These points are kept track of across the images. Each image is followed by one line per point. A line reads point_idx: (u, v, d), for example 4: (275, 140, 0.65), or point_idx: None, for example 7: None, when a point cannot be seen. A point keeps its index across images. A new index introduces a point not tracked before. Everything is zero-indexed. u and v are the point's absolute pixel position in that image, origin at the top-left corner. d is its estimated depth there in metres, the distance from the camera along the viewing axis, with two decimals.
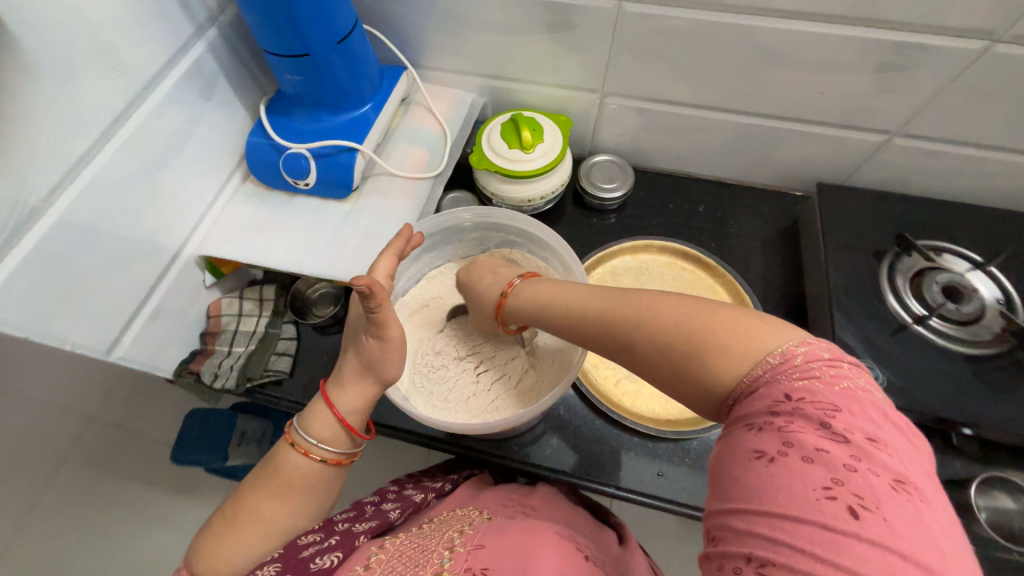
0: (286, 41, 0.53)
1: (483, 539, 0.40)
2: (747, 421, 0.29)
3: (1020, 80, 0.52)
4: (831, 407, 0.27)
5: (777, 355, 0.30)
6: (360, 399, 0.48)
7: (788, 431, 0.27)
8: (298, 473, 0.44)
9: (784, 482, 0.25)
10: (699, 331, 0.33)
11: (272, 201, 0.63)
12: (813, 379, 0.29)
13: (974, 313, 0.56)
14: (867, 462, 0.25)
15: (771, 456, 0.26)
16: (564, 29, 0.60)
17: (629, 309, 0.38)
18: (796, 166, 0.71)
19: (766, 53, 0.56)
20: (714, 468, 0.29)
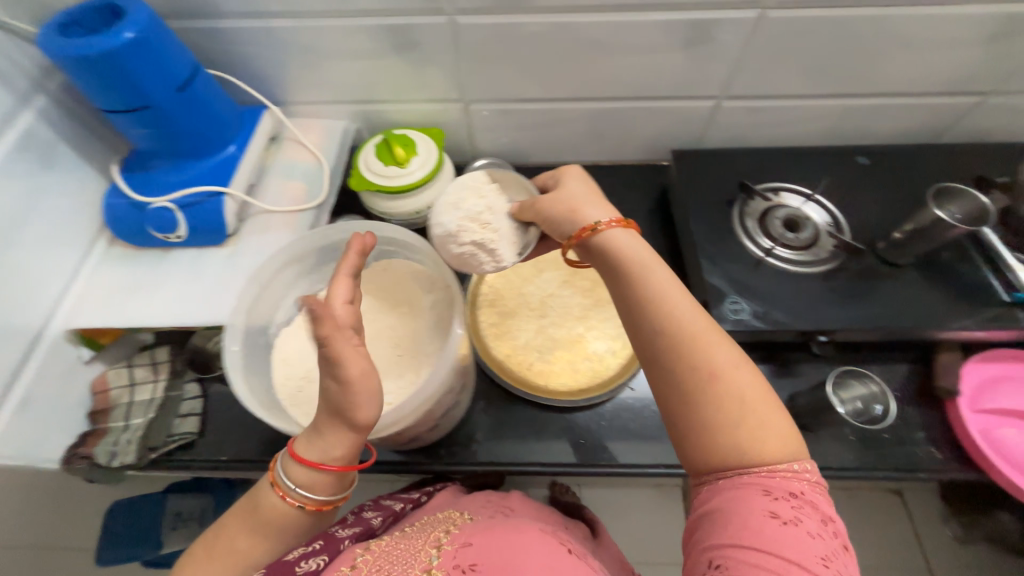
0: (122, 96, 0.52)
1: (470, 538, 0.46)
2: (766, 489, 0.37)
3: (796, 37, 0.61)
4: (828, 515, 0.37)
5: (797, 462, 0.39)
6: (340, 447, 0.42)
7: (798, 509, 0.36)
8: (275, 513, 0.44)
9: (787, 542, 0.34)
10: (759, 404, 0.39)
11: (144, 260, 0.61)
12: (818, 486, 0.38)
13: (810, 238, 0.64)
14: (838, 556, 0.35)
15: (783, 520, 0.35)
16: (411, 48, 0.64)
17: (719, 351, 0.40)
18: (654, 140, 0.78)
19: (593, 44, 0.62)
20: (724, 511, 0.37)
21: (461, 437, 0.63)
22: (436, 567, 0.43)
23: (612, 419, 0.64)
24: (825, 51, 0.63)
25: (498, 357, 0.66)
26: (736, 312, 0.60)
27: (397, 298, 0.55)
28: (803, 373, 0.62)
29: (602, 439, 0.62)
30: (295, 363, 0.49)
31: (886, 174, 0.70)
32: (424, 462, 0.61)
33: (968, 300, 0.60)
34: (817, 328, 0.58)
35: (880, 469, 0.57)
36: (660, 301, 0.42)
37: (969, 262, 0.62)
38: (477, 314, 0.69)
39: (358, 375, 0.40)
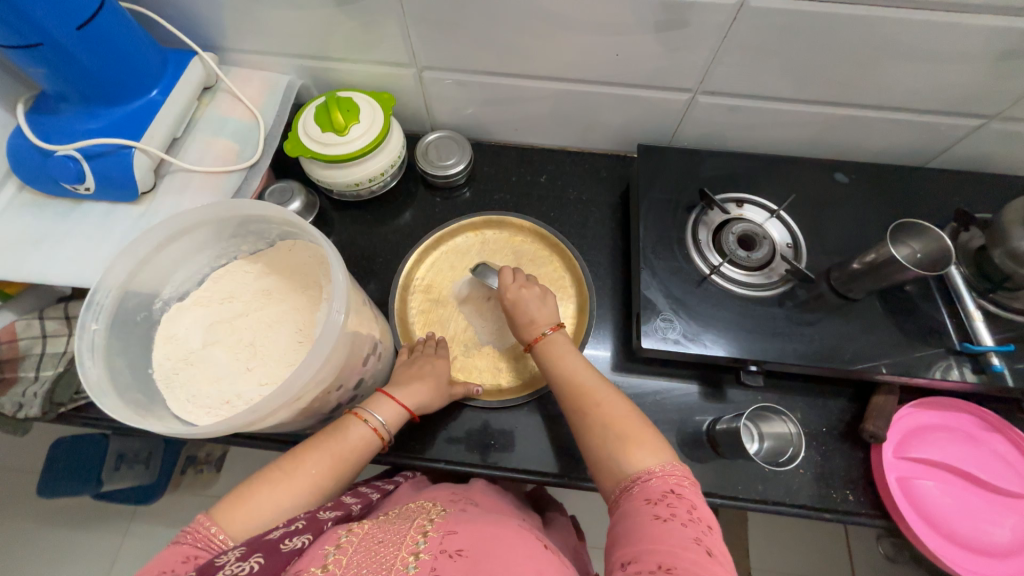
0: (8, 32, 0.46)
1: (454, 526, 0.43)
2: (647, 496, 0.41)
3: (781, 33, 0.54)
4: (692, 502, 0.40)
5: (669, 467, 0.43)
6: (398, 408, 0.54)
7: (671, 502, 0.40)
8: (357, 443, 0.51)
9: (671, 534, 0.37)
10: (624, 425, 0.46)
11: (53, 209, 0.57)
12: (683, 478, 0.42)
13: (764, 258, 0.60)
14: (708, 533, 0.38)
15: (664, 517, 0.39)
16: (351, 2, 0.57)
17: (595, 394, 0.49)
18: (623, 129, 0.72)
19: (552, 18, 0.55)
20: (620, 528, 0.40)
21: None
22: (424, 550, 0.40)
23: (529, 424, 0.62)
24: (814, 51, 0.55)
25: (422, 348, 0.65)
26: (665, 331, 0.57)
27: (304, 282, 0.50)
28: (732, 398, 0.60)
29: (515, 442, 0.61)
30: (179, 342, 0.47)
31: (861, 195, 0.65)
32: None
33: (916, 343, 0.57)
34: (748, 358, 0.56)
35: (789, 505, 0.56)
36: (563, 367, 0.52)
37: (927, 303, 0.58)
38: (408, 300, 0.68)
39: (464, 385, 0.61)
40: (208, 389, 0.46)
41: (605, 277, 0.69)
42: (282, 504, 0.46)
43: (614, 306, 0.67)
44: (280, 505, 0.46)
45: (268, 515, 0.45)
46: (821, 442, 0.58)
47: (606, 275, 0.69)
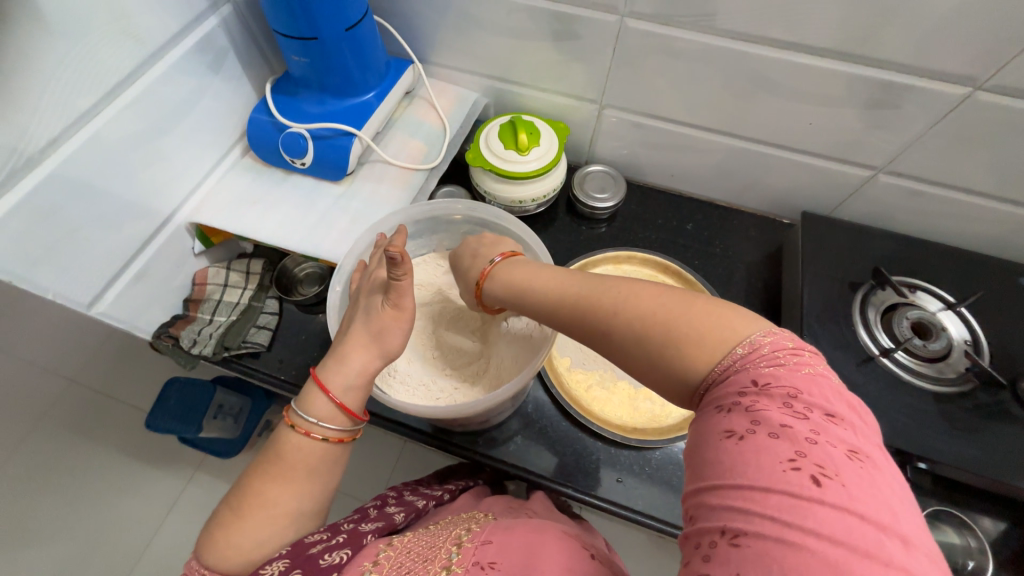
0: (297, 23, 0.55)
1: (490, 536, 0.42)
2: (718, 404, 0.32)
3: (999, 128, 0.53)
4: (790, 392, 0.30)
5: (745, 345, 0.33)
6: (361, 369, 0.45)
7: (755, 410, 0.29)
8: (301, 455, 0.41)
9: (752, 459, 0.27)
10: (680, 318, 0.35)
11: (269, 178, 0.64)
12: (778, 367, 0.31)
13: (941, 351, 0.57)
14: (825, 436, 0.28)
15: (741, 435, 0.29)
16: (568, 39, 0.62)
17: (605, 300, 0.39)
18: (784, 193, 0.72)
19: (759, 80, 0.58)
20: (689, 445, 0.32)
21: (501, 433, 0.62)
22: (456, 563, 0.39)
23: (659, 468, 0.60)
24: None
25: (560, 372, 0.65)
26: None
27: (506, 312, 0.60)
28: None
29: (643, 485, 0.59)
30: None
31: None
32: (459, 446, 0.61)
33: None
34: (918, 453, 0.52)
35: None
36: (541, 290, 0.44)
37: None
38: None
39: (408, 305, 0.46)
40: (404, 369, 0.56)
41: None
42: (271, 536, 0.39)
43: None
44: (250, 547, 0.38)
45: (257, 539, 0.38)
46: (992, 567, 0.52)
47: None
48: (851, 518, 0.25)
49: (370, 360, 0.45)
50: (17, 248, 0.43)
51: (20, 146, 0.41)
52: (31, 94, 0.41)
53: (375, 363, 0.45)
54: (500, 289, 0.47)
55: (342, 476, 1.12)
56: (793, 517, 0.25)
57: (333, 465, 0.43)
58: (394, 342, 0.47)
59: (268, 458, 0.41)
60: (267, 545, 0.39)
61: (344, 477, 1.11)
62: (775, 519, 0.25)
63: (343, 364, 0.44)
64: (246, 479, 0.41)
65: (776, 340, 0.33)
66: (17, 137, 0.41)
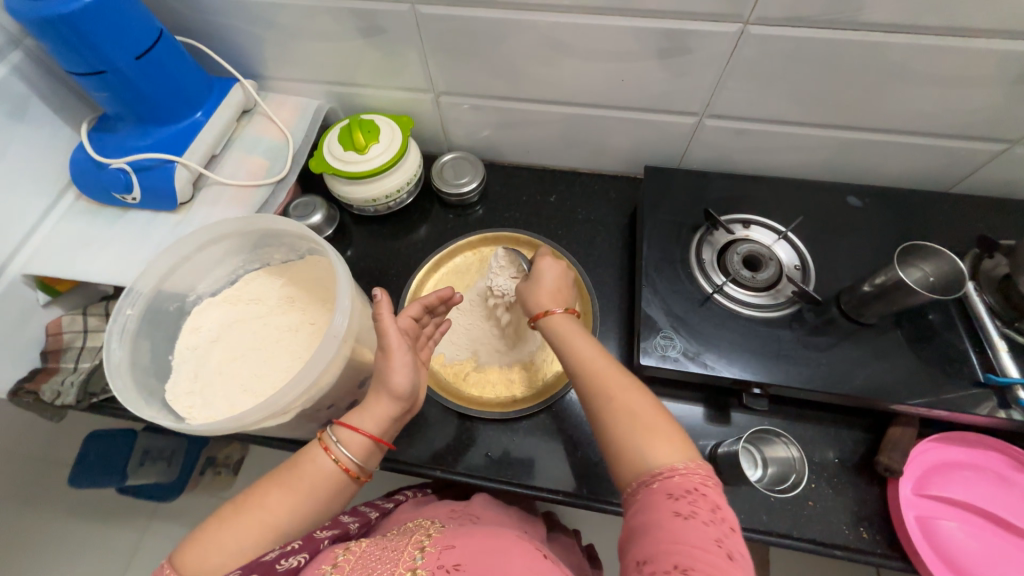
0: (82, 60, 0.54)
1: (452, 540, 0.45)
2: (668, 491, 0.39)
3: (782, 58, 0.55)
4: (717, 501, 0.38)
5: (687, 463, 0.41)
6: (379, 410, 0.50)
7: (694, 502, 0.38)
8: (318, 469, 0.48)
9: (693, 536, 0.36)
10: (654, 423, 0.43)
11: (104, 216, 0.64)
12: (709, 476, 0.41)
13: (770, 278, 0.59)
14: (737, 533, 0.38)
15: (685, 516, 0.37)
16: (375, 33, 0.62)
17: (623, 383, 0.47)
18: (632, 151, 0.74)
19: (559, 46, 0.59)
20: (639, 522, 0.39)
21: None
22: (420, 566, 0.42)
23: (530, 435, 0.61)
24: (816, 76, 0.56)
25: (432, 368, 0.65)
26: (665, 348, 0.56)
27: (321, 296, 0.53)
28: (737, 422, 0.58)
29: (510, 457, 0.60)
30: (200, 334, 0.52)
31: (875, 220, 0.64)
32: None
33: (937, 374, 0.54)
34: (752, 380, 0.54)
35: (796, 538, 0.52)
36: (584, 354, 0.50)
37: (950, 333, 0.56)
38: None
39: (395, 347, 0.48)
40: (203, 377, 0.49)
41: (609, 295, 0.70)
42: (258, 532, 0.45)
43: (617, 325, 0.67)
44: (231, 551, 0.44)
45: (240, 544, 0.44)
46: (833, 474, 0.55)
47: (611, 293, 0.70)
48: None
49: (387, 408, 0.50)
50: None
51: None
52: None
53: (389, 406, 0.50)
54: (555, 330, 0.53)
55: None
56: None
57: (337, 492, 0.49)
58: (397, 383, 0.49)
59: (288, 468, 0.49)
60: (251, 549, 0.45)
61: None
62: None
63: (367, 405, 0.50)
64: (263, 484, 0.48)
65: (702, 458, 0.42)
66: None
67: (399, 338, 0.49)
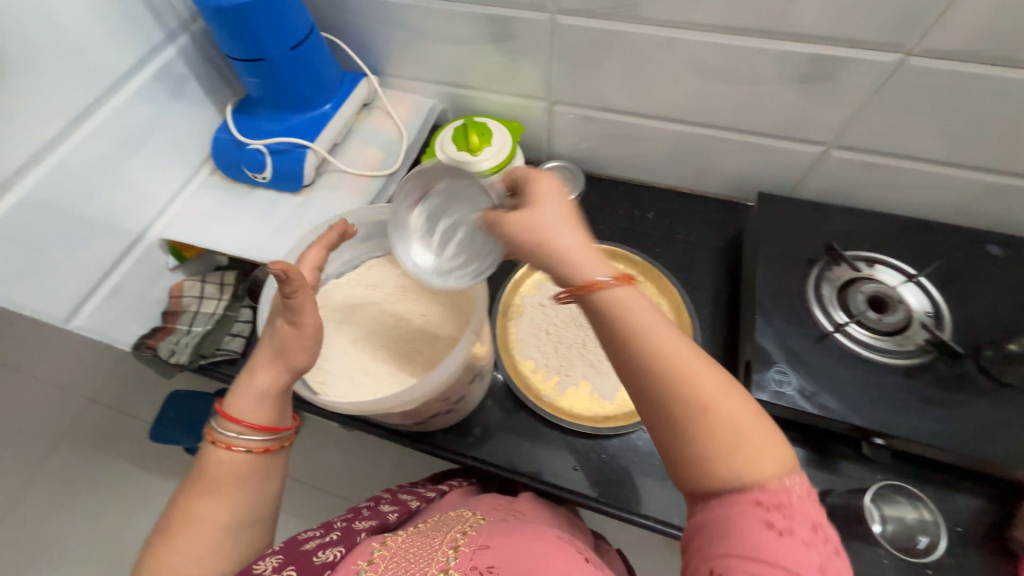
0: (244, 46, 0.58)
1: (488, 540, 0.42)
2: (759, 499, 0.30)
3: (937, 92, 0.52)
4: (818, 520, 0.30)
5: (788, 479, 0.31)
6: (270, 384, 0.43)
7: (792, 523, 0.30)
8: (225, 465, 0.41)
9: (791, 561, 0.28)
10: (759, 438, 0.31)
11: (233, 192, 0.68)
12: (808, 488, 0.32)
13: (898, 323, 0.55)
14: (836, 550, 0.30)
15: (781, 531, 0.29)
16: (506, 39, 0.64)
17: (681, 364, 0.32)
18: (741, 176, 0.72)
19: (693, 64, 0.58)
20: (713, 528, 0.31)
21: (461, 426, 0.63)
22: (454, 568, 0.40)
23: (619, 457, 0.60)
24: (971, 114, 0.53)
25: (524, 373, 0.65)
26: (779, 384, 0.53)
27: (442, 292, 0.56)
28: (847, 472, 0.54)
29: (598, 473, 0.59)
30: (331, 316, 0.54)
31: (1018, 274, 0.58)
32: (425, 440, 0.62)
33: None
34: (874, 429, 0.50)
35: None
36: (635, 323, 0.33)
37: None
38: (506, 326, 0.68)
39: (310, 322, 0.42)
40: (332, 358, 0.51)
41: (707, 321, 0.68)
42: (207, 552, 0.39)
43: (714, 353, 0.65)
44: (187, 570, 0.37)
45: (194, 559, 0.38)
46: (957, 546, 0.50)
47: (709, 319, 0.68)
48: None
49: (278, 379, 0.43)
50: None
51: None
52: None
53: (279, 376, 0.43)
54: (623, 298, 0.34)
55: (343, 479, 1.17)
56: None
57: (270, 475, 0.43)
58: (303, 359, 0.43)
59: (194, 475, 0.41)
60: (212, 562, 0.39)
61: (344, 479, 1.17)
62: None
63: (236, 391, 0.43)
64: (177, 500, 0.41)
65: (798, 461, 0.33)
66: None
67: (315, 316, 0.43)
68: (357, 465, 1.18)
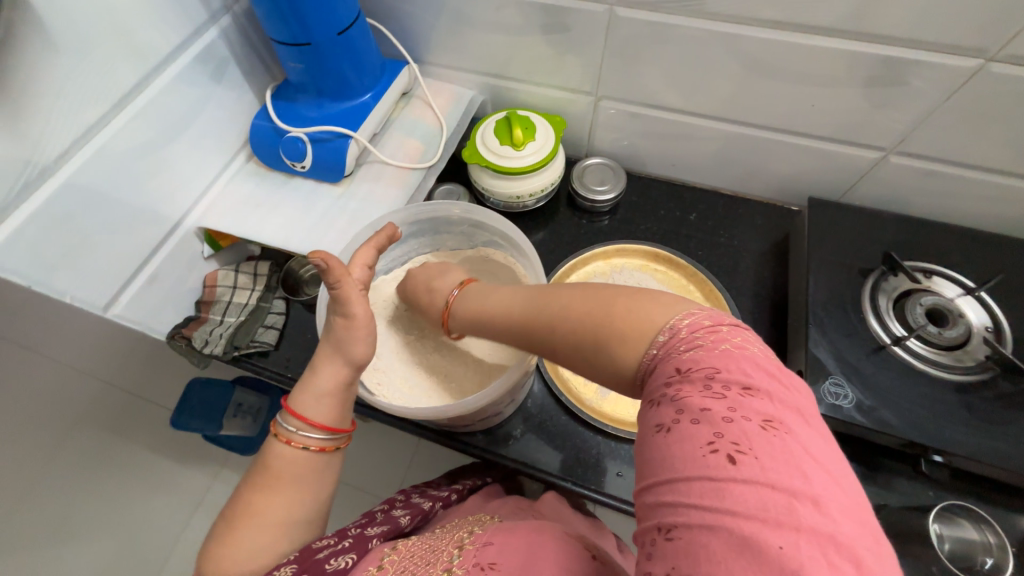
0: (290, 30, 0.56)
1: (490, 538, 0.42)
2: (651, 398, 0.30)
3: (1016, 100, 0.50)
4: (708, 371, 0.28)
5: (666, 331, 0.32)
6: (331, 381, 0.43)
7: (678, 399, 0.28)
8: (285, 462, 0.40)
9: (675, 451, 0.27)
10: (606, 312, 0.35)
11: (271, 181, 0.67)
12: (697, 350, 0.30)
13: (957, 338, 0.54)
14: (742, 411, 0.27)
15: (668, 426, 0.28)
16: (558, 31, 0.61)
17: (614, 306, 0.35)
18: (790, 179, 0.70)
19: (755, 63, 0.56)
20: (634, 448, 0.30)
21: (501, 427, 0.62)
22: (456, 565, 0.39)
23: None
24: None
25: (565, 376, 0.64)
26: (836, 397, 0.52)
27: None
28: (900, 488, 0.53)
29: None
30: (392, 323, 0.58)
31: None
32: (462, 441, 0.61)
33: None
34: (934, 446, 0.49)
35: None
36: (497, 307, 0.44)
37: None
38: None
39: (361, 314, 0.43)
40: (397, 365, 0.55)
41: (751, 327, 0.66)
42: (265, 549, 0.38)
43: None
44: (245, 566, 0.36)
45: (253, 549, 0.37)
46: None
47: (753, 325, 0.66)
48: (766, 490, 0.24)
49: (339, 375, 0.43)
50: (32, 255, 0.46)
51: (31, 157, 0.44)
52: (39, 108, 0.44)
53: (340, 372, 0.43)
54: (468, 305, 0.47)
55: (361, 471, 1.17)
56: (714, 502, 0.24)
57: (326, 475, 0.42)
58: (361, 350, 0.44)
59: (257, 470, 0.40)
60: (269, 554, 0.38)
61: (362, 471, 1.16)
62: (697, 511, 0.24)
63: (302, 386, 0.42)
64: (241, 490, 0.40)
65: (695, 320, 0.32)
66: (28, 149, 0.44)
67: (364, 306, 0.44)
68: (376, 458, 1.17)
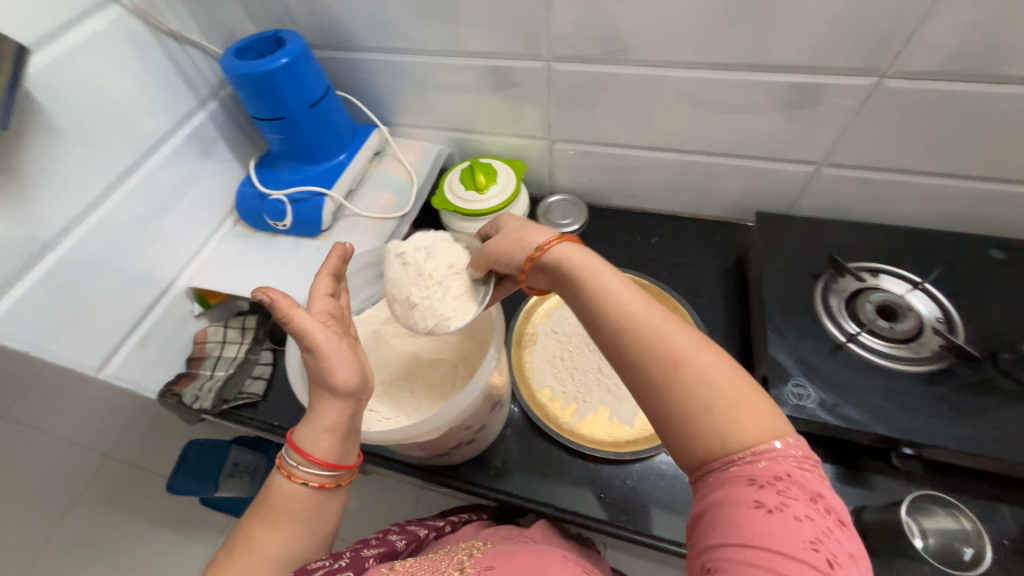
0: (268, 107, 0.63)
1: (492, 561, 0.44)
2: (750, 476, 0.32)
3: (917, 109, 0.55)
4: (818, 491, 0.31)
5: (785, 440, 0.33)
6: (331, 418, 0.44)
7: (786, 493, 0.31)
8: (287, 498, 0.42)
9: (776, 533, 0.29)
10: (740, 389, 0.35)
11: (256, 240, 0.72)
12: (805, 466, 0.33)
13: (910, 331, 0.56)
14: (838, 532, 0.30)
15: (769, 508, 0.30)
16: (507, 86, 0.69)
17: (737, 378, 0.35)
18: (739, 198, 0.75)
19: (684, 97, 0.62)
20: (714, 504, 0.32)
21: (482, 459, 0.63)
22: None
23: (642, 481, 0.59)
24: (955, 127, 0.56)
25: (542, 402, 0.65)
26: (800, 398, 0.53)
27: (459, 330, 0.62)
28: (879, 485, 0.53)
29: (623, 500, 0.58)
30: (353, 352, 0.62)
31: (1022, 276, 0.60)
32: (445, 475, 0.62)
33: None
34: (903, 438, 0.50)
35: None
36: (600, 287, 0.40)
37: None
38: (522, 355, 0.69)
39: (323, 343, 0.44)
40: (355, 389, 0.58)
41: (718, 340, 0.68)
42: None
43: None
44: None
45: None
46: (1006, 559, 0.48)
47: (720, 337, 0.69)
48: None
49: (339, 411, 0.44)
50: (33, 323, 0.50)
51: (36, 235, 0.49)
52: (44, 191, 0.50)
53: (332, 407, 0.44)
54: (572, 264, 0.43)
55: (362, 526, 1.14)
56: None
57: (324, 512, 0.44)
58: (342, 378, 0.44)
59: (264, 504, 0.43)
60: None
61: (364, 527, 1.13)
62: None
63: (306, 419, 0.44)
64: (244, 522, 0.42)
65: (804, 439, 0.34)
66: (33, 228, 0.49)
67: (324, 333, 0.44)
68: (376, 512, 1.14)
